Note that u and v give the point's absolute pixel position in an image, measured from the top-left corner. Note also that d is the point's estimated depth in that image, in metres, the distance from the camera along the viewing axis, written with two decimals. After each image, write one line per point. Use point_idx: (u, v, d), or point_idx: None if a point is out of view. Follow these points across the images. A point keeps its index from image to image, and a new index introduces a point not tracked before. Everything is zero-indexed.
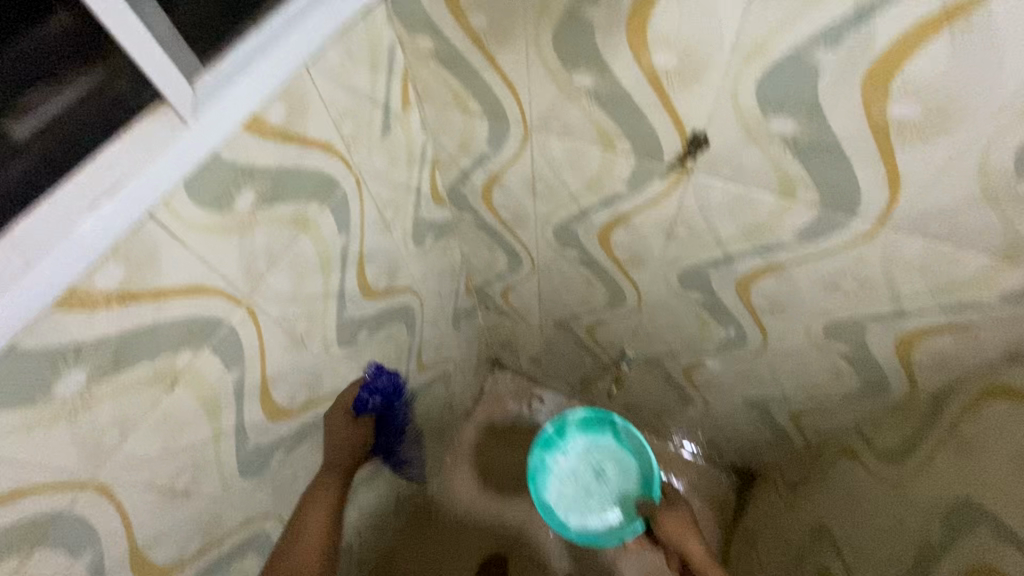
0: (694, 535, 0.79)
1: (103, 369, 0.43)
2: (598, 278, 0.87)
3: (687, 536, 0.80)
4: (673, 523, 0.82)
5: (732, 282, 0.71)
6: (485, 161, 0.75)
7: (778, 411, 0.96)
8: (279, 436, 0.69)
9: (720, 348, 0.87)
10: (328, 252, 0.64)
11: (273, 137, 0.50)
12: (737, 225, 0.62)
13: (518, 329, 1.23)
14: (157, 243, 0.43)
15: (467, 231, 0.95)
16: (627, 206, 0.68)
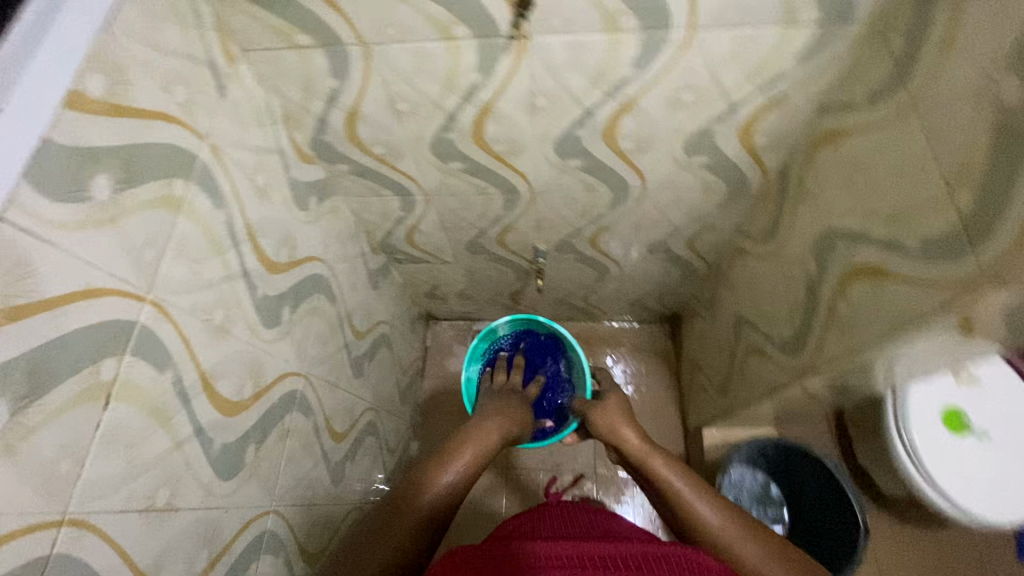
0: (631, 429, 0.95)
1: (25, 398, 0.40)
2: (488, 182, 0.92)
3: (623, 428, 0.96)
4: (609, 419, 1.00)
5: (599, 135, 0.78)
6: (338, 98, 0.74)
7: (677, 245, 1.09)
8: (242, 430, 0.68)
9: (612, 205, 0.97)
10: (214, 231, 0.62)
11: (103, 113, 0.46)
12: (584, 75, 0.68)
13: (436, 269, 1.26)
14: (25, 249, 0.40)
15: (348, 184, 0.93)
16: (487, 95, 0.72)
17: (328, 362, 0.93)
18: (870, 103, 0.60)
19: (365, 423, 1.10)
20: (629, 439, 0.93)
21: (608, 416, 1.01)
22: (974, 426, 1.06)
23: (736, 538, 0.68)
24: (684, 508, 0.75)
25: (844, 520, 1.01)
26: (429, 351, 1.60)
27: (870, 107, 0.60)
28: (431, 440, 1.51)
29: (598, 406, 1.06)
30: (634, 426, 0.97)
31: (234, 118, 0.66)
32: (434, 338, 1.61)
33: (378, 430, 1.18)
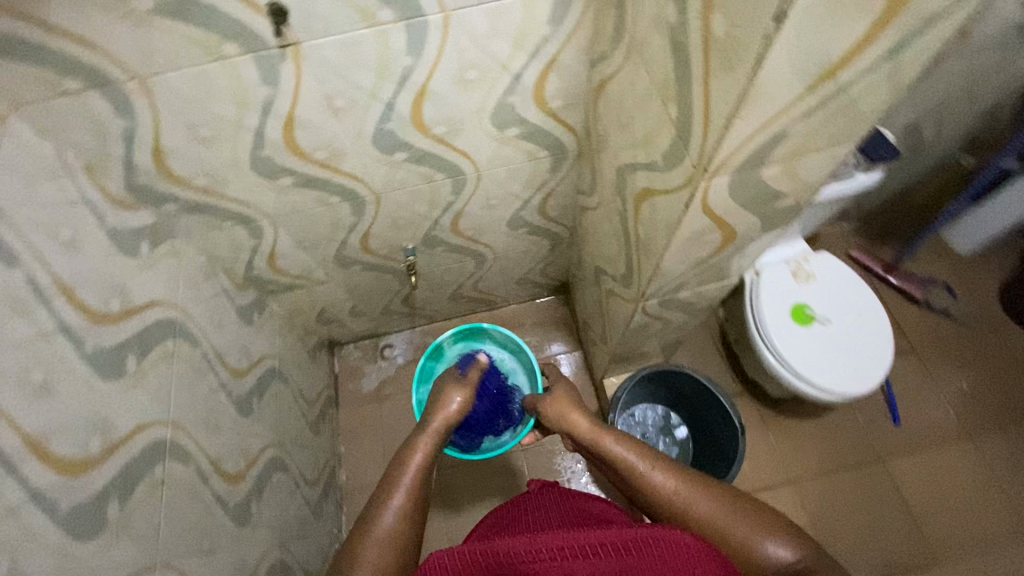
0: (579, 415, 0.97)
1: None
2: (327, 192, 0.94)
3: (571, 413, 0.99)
4: (558, 405, 1.02)
5: (409, 124, 0.83)
6: (135, 136, 0.74)
7: (531, 216, 1.16)
8: (97, 489, 0.66)
9: (455, 190, 1.02)
10: (11, 291, 0.60)
11: None
12: (369, 71, 0.72)
13: (316, 292, 1.26)
14: None
15: (185, 224, 0.92)
16: (284, 106, 0.75)
17: (204, 405, 0.91)
18: (614, 48, 0.69)
19: (269, 459, 1.08)
20: (579, 424, 0.96)
21: (556, 404, 1.02)
22: (818, 315, 1.20)
23: (690, 496, 0.72)
24: (644, 483, 0.78)
25: (720, 410, 1.12)
26: (339, 377, 1.59)
27: (615, 51, 0.68)
28: (358, 465, 1.49)
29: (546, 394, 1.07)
30: (582, 413, 0.99)
31: (15, 175, 0.64)
32: (341, 363, 1.60)
33: (288, 465, 1.16)
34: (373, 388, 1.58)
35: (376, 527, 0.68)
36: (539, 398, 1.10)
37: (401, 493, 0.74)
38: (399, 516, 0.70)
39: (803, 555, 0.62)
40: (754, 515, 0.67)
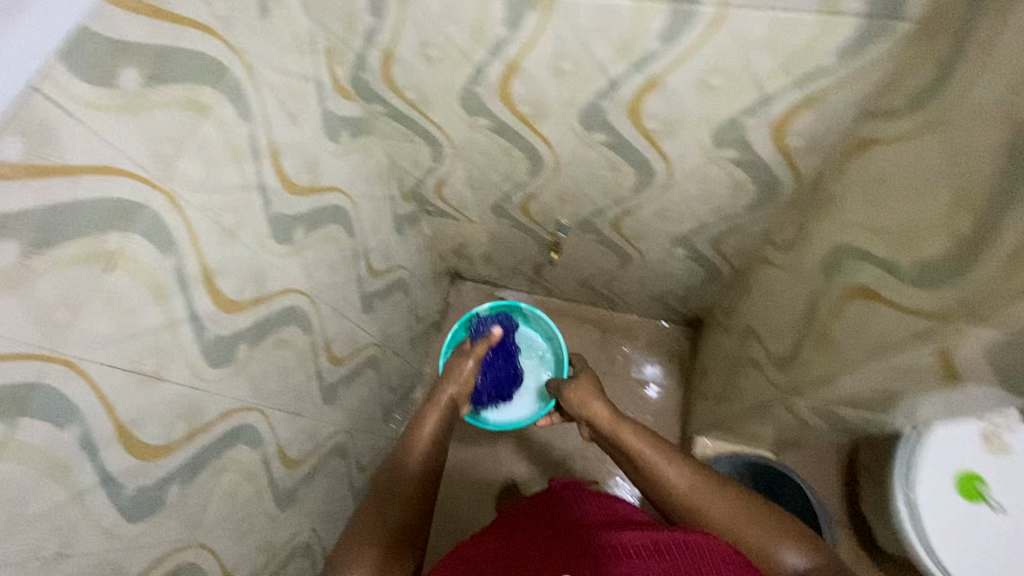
0: (598, 403, 0.97)
1: (35, 245, 0.47)
2: (514, 145, 0.93)
3: (590, 400, 0.99)
4: (575, 391, 1.03)
5: (624, 111, 0.77)
6: (375, 36, 0.76)
7: (702, 244, 1.06)
8: (239, 329, 0.75)
9: (636, 189, 0.95)
10: (236, 141, 0.67)
11: (138, 10, 0.52)
12: (609, 44, 0.67)
13: (463, 227, 1.29)
14: (49, 117, 0.46)
15: (382, 126, 0.97)
16: (512, 52, 0.72)
17: (337, 290, 0.99)
18: (908, 110, 0.55)
19: (368, 356, 1.17)
20: (599, 413, 0.95)
21: (575, 391, 1.02)
22: (992, 498, 0.97)
23: (706, 495, 0.76)
24: (658, 480, 0.80)
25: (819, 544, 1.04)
26: (449, 307, 1.66)
27: (908, 113, 0.55)
28: None
29: (569, 380, 1.07)
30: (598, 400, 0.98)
31: (275, 41, 0.70)
32: (457, 296, 1.66)
33: (379, 367, 1.25)
34: None
35: (393, 490, 0.83)
36: (561, 381, 1.12)
37: (413, 458, 0.88)
38: (416, 472, 0.86)
39: (819, 563, 0.68)
40: (772, 523, 0.71)
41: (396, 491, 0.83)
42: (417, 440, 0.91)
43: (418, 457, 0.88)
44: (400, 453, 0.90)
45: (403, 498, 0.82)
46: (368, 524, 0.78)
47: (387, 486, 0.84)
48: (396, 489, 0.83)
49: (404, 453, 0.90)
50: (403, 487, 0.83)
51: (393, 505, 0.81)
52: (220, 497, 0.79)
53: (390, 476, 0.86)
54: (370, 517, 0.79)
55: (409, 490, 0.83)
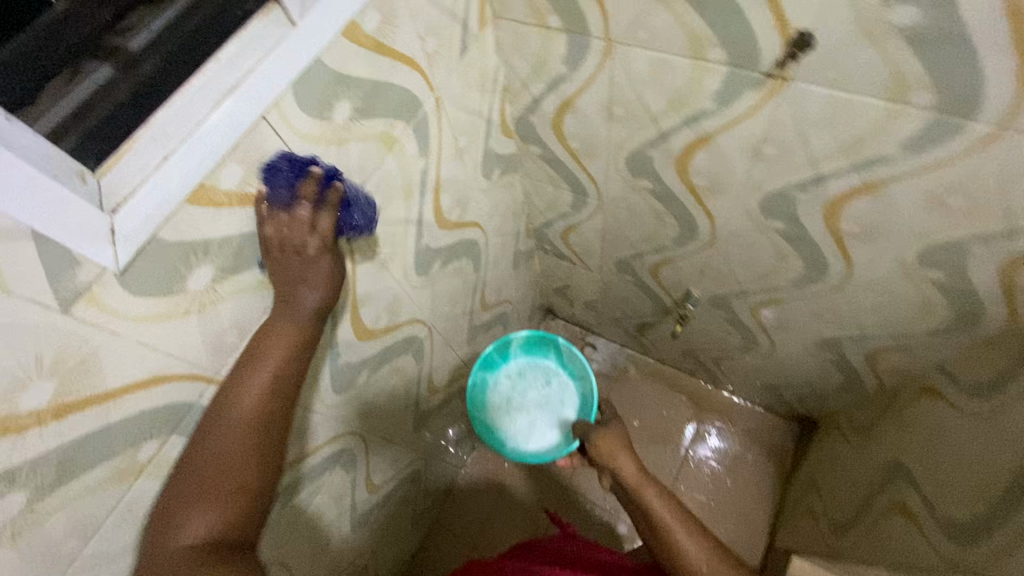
0: (626, 456, 0.73)
1: (225, 270, 0.45)
2: (670, 212, 0.85)
3: (619, 454, 0.74)
4: (606, 443, 0.76)
5: (821, 209, 0.68)
6: (559, 84, 0.72)
7: (854, 354, 0.94)
8: (364, 357, 0.73)
9: (797, 284, 0.85)
10: (409, 175, 0.65)
11: (368, 46, 0.50)
12: (833, 139, 0.59)
13: (576, 273, 1.23)
14: (271, 147, 0.45)
15: (531, 166, 0.93)
16: (710, 127, 0.66)
17: (449, 323, 0.96)
18: None
19: (458, 388, 1.13)
20: (626, 471, 0.72)
21: (603, 441, 0.75)
22: None
23: None
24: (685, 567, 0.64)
25: None
26: None
27: None
28: None
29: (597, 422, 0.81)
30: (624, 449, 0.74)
31: (464, 79, 0.68)
32: None
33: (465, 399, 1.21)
34: None
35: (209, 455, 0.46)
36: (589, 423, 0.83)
37: (227, 441, 0.46)
38: (260, 414, 0.47)
39: None
40: None
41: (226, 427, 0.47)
42: (258, 374, 0.48)
43: (243, 456, 0.47)
44: (233, 388, 0.48)
45: (240, 419, 0.47)
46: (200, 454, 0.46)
47: (186, 474, 0.46)
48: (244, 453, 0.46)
49: (232, 400, 0.48)
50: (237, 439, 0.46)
51: (219, 472, 0.46)
52: (305, 520, 0.76)
53: (230, 415, 0.47)
54: (207, 442, 0.46)
55: (256, 459, 0.47)
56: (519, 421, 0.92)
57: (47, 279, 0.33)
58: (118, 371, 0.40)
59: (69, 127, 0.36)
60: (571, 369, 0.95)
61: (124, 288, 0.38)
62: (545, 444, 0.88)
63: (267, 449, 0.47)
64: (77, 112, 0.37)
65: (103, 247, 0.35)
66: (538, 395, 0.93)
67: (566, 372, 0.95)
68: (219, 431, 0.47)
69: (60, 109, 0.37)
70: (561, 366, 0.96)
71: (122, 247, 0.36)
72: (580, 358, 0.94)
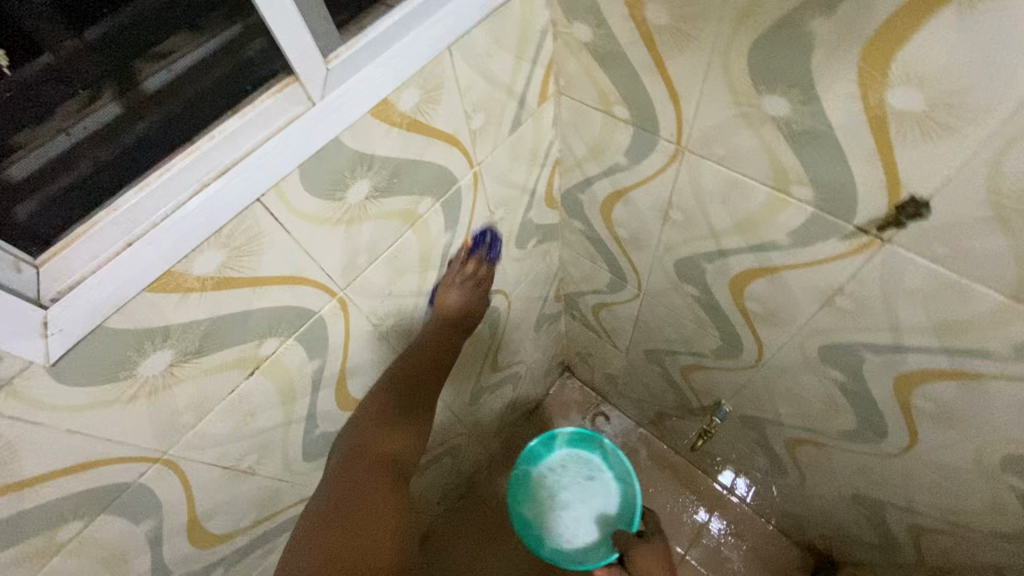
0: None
1: (188, 352, 0.40)
2: (714, 325, 0.76)
3: (658, 574, 0.67)
4: (649, 562, 0.69)
5: (893, 377, 0.58)
6: (616, 173, 0.65)
7: (895, 521, 0.81)
8: None
9: (846, 436, 0.74)
10: (430, 249, 0.59)
11: (400, 125, 0.44)
12: (926, 314, 0.49)
13: (601, 346, 1.14)
14: (263, 230, 0.39)
15: (571, 239, 0.86)
16: (778, 260, 0.57)
17: (451, 385, 0.89)
18: None
19: (452, 445, 1.06)
20: None
21: (649, 561, 0.69)
22: None
23: None
24: None
25: None
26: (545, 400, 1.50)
27: None
28: None
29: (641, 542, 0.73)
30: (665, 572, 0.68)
31: (512, 153, 0.61)
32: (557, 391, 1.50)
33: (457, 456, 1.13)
34: None
35: (330, 496, 0.49)
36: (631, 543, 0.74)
37: (381, 469, 0.50)
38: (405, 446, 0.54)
39: None
40: None
41: (383, 433, 0.53)
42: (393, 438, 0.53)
43: (382, 499, 0.48)
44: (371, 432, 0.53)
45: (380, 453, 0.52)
46: (339, 495, 0.48)
47: (346, 479, 0.50)
48: (370, 493, 0.48)
49: (371, 433, 0.53)
50: (370, 475, 0.50)
51: (367, 517, 0.47)
52: None
53: (372, 449, 0.52)
54: (347, 473, 0.50)
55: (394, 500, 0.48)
56: (562, 519, 0.88)
57: None
58: (39, 459, 0.36)
59: (48, 183, 0.34)
60: (616, 470, 0.90)
61: (55, 379, 0.33)
62: (589, 542, 0.84)
63: (377, 472, 0.50)
64: (51, 167, 0.34)
65: (30, 341, 0.30)
66: (579, 488, 0.90)
67: (610, 472, 0.90)
68: (386, 429, 0.54)
69: (41, 153, 0.34)
70: (606, 464, 0.92)
71: (56, 339, 0.31)
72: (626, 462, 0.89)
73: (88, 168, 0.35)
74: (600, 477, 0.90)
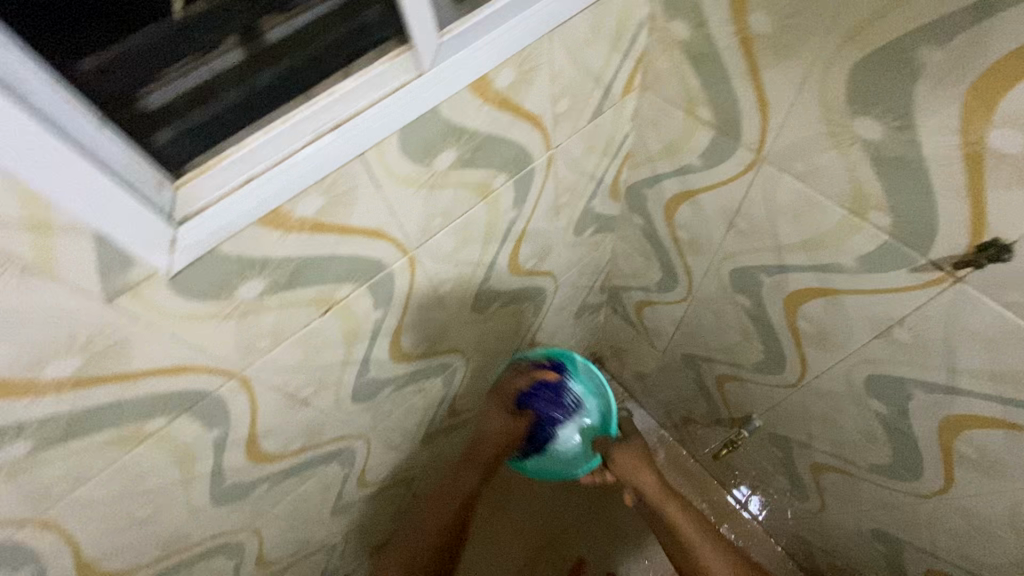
0: (652, 475, 0.76)
1: (279, 284, 0.44)
2: (759, 338, 0.76)
3: (642, 470, 0.76)
4: (628, 459, 0.77)
5: (938, 417, 0.57)
6: (687, 174, 0.65)
7: (912, 562, 0.81)
8: (393, 375, 0.71)
9: (876, 470, 0.73)
10: (496, 223, 0.61)
11: (493, 102, 0.46)
12: (987, 359, 0.49)
13: (637, 343, 1.15)
14: (358, 185, 0.43)
15: (627, 233, 0.87)
16: (840, 283, 0.56)
17: (489, 356, 0.92)
18: None
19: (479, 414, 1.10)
20: (644, 481, 0.76)
21: (626, 457, 0.76)
22: None
23: None
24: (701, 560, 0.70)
25: None
26: None
27: None
28: None
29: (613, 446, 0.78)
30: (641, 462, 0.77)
31: (588, 140, 0.63)
32: None
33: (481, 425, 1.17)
34: None
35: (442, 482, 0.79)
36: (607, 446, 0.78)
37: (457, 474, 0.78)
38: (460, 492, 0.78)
39: None
40: None
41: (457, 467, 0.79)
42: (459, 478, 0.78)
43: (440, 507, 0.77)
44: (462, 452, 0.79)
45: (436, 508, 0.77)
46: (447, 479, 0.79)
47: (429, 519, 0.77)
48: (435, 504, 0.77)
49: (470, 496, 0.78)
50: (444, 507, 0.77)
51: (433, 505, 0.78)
52: (290, 500, 0.77)
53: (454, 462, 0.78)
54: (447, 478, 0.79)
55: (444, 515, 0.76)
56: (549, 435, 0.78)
57: (99, 273, 0.33)
58: (149, 358, 0.41)
59: (174, 115, 0.37)
60: (589, 383, 0.75)
61: (171, 290, 0.38)
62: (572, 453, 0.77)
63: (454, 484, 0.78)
64: (186, 100, 0.38)
65: (160, 254, 0.35)
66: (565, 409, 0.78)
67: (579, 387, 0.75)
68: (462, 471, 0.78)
69: (175, 87, 0.38)
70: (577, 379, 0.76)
71: (180, 256, 0.36)
72: (601, 373, 0.75)
73: (219, 105, 0.38)
74: (573, 398, 0.75)
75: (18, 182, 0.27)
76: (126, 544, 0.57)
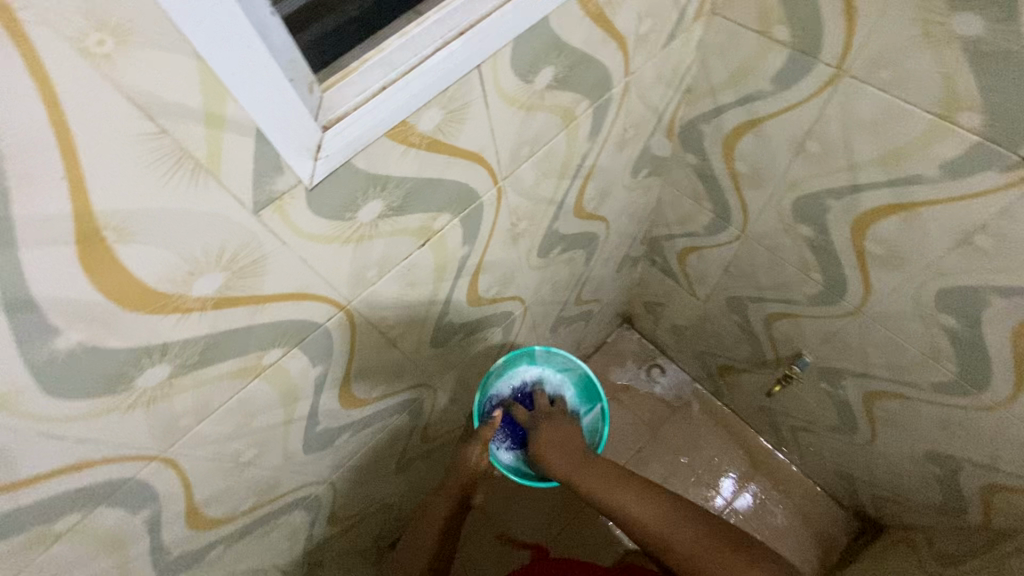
0: (550, 451, 0.62)
1: (393, 209, 0.45)
2: (819, 267, 0.77)
3: (551, 451, 0.62)
4: (546, 437, 0.64)
5: (1014, 322, 0.59)
6: (753, 101, 0.66)
7: (968, 480, 0.84)
8: (465, 321, 0.72)
9: (938, 388, 0.75)
10: (572, 156, 0.62)
11: (592, 17, 0.47)
12: None
13: (676, 294, 1.17)
14: (472, 101, 0.43)
15: (677, 175, 0.87)
16: (918, 195, 0.58)
17: (542, 307, 0.93)
18: None
19: None
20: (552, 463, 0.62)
21: (546, 439, 0.63)
22: None
23: (680, 548, 0.54)
24: (639, 530, 0.57)
25: None
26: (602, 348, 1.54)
27: None
28: None
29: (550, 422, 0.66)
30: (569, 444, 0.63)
31: (658, 70, 0.63)
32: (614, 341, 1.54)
33: None
34: (619, 382, 1.39)
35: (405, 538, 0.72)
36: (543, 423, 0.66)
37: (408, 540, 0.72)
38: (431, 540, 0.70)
39: None
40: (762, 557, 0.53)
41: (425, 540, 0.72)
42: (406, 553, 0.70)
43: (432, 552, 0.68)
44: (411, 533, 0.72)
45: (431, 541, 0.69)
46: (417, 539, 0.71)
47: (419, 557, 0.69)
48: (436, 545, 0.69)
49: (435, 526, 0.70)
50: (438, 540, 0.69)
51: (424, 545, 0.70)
52: (364, 452, 0.77)
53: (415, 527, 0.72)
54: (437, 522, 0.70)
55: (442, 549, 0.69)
56: None
57: (253, 181, 0.33)
58: (277, 281, 0.41)
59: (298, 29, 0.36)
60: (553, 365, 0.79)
61: (307, 204, 0.38)
62: None
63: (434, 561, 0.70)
64: (306, 12, 0.37)
65: (306, 160, 0.34)
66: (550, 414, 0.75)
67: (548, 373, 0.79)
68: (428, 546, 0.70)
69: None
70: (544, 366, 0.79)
71: (322, 164, 0.36)
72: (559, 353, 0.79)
73: (339, 19, 0.37)
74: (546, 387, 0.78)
75: (205, 65, 0.27)
76: (230, 490, 0.57)
